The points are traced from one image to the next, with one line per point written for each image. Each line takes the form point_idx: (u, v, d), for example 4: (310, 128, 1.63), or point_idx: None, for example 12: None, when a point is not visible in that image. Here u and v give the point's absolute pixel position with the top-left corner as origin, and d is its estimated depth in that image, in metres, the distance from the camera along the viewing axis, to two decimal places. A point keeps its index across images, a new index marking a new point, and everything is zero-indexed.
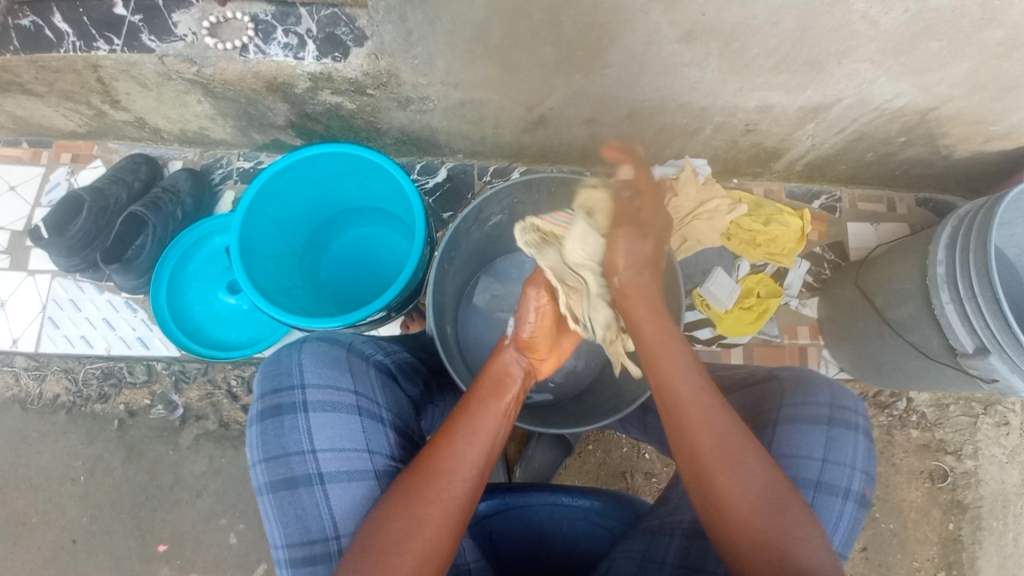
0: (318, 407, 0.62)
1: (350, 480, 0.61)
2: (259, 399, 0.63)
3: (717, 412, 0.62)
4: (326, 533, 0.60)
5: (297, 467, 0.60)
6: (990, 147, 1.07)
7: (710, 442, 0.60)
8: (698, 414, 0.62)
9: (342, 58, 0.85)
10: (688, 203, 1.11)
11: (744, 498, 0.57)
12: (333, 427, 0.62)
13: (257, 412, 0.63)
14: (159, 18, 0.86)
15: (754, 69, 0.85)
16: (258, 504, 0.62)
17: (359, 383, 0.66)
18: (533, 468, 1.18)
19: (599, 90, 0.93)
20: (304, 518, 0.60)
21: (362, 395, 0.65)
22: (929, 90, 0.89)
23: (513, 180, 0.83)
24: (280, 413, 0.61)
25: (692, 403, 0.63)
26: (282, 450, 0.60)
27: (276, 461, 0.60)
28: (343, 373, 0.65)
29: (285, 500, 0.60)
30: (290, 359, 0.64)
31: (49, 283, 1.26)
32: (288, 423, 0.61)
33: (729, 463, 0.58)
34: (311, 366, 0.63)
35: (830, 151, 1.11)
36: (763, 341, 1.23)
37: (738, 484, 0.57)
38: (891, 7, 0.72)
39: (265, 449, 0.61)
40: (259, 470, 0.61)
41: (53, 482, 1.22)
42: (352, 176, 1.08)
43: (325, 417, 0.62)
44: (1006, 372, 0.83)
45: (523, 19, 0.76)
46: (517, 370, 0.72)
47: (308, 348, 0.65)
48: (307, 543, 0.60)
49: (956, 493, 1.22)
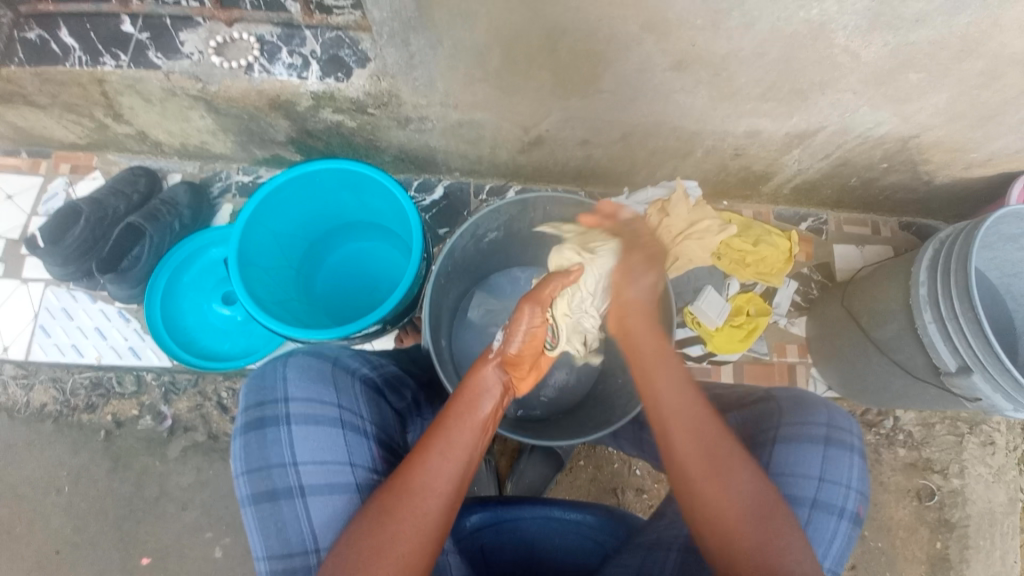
0: (301, 420, 0.62)
1: (331, 493, 0.62)
2: (244, 412, 0.63)
3: (706, 425, 0.64)
4: (305, 546, 0.60)
5: (278, 479, 0.60)
6: (970, 173, 1.11)
7: (699, 453, 0.62)
8: (688, 423, 0.64)
9: (345, 78, 0.88)
10: (680, 223, 1.10)
11: (731, 505, 0.59)
12: (315, 440, 0.62)
13: (241, 425, 0.63)
14: (166, 36, 0.88)
15: (741, 97, 0.89)
16: (241, 515, 0.63)
17: (344, 397, 0.67)
18: (524, 484, 1.17)
19: (593, 114, 0.96)
20: (285, 530, 0.60)
21: (345, 409, 0.66)
22: (910, 119, 0.93)
23: (509, 199, 0.86)
24: (263, 426, 0.62)
25: (682, 417, 0.65)
26: (264, 462, 0.61)
27: (258, 473, 0.61)
28: (327, 387, 0.65)
29: (266, 513, 0.61)
30: (275, 373, 0.64)
31: (43, 291, 1.26)
32: (270, 436, 0.61)
33: (717, 473, 0.61)
34: (295, 380, 0.64)
35: (816, 175, 1.15)
36: (752, 358, 1.25)
37: (726, 493, 0.59)
38: (871, 42, 0.75)
39: (247, 461, 0.62)
40: (242, 482, 0.62)
41: (37, 492, 1.20)
42: (349, 191, 1.10)
43: (308, 429, 0.62)
44: (989, 392, 0.86)
45: (521, 45, 0.79)
46: (496, 386, 0.69)
47: (294, 361, 0.66)
48: (287, 556, 0.60)
49: (943, 512, 1.24)
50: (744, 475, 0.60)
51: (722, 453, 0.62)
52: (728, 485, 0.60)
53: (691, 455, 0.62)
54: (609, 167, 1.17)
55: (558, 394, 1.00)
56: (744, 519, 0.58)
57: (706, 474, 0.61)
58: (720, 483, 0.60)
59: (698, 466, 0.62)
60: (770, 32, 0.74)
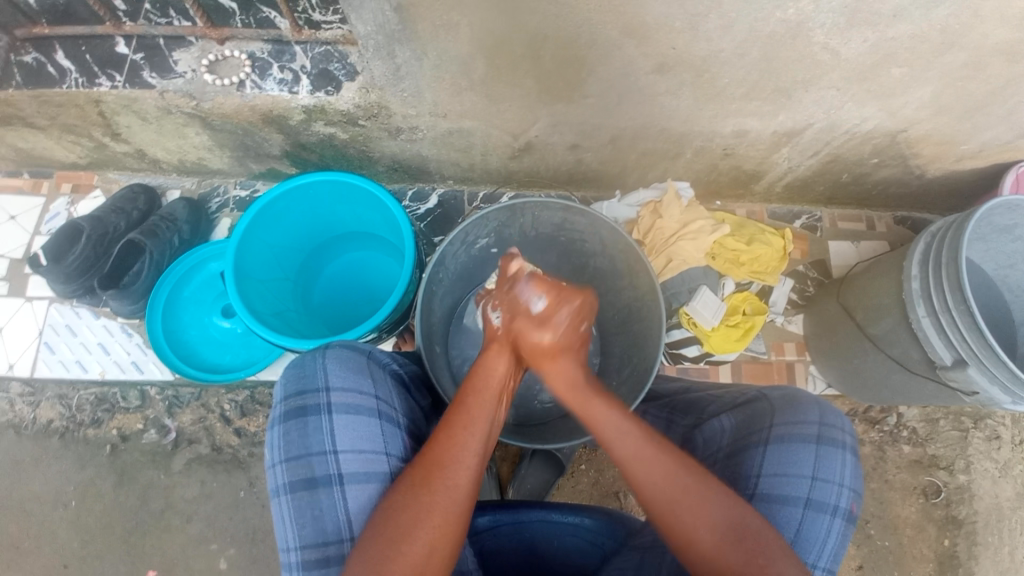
0: (341, 410, 0.63)
1: (368, 482, 0.62)
2: (283, 401, 0.64)
3: (661, 461, 0.63)
4: (341, 534, 0.60)
5: (318, 467, 0.61)
6: (961, 166, 1.11)
7: (664, 490, 0.62)
8: (643, 465, 0.64)
9: (335, 91, 0.90)
10: (673, 224, 1.14)
11: (708, 531, 0.58)
12: (355, 429, 0.63)
13: (281, 413, 0.64)
14: (160, 56, 0.91)
15: (726, 97, 0.90)
16: (275, 504, 0.63)
17: (380, 388, 0.67)
18: (525, 489, 1.16)
19: (580, 118, 0.97)
20: (321, 519, 0.60)
21: (382, 400, 0.67)
22: (896, 114, 0.94)
23: (500, 205, 0.86)
24: (305, 414, 0.62)
25: (635, 456, 0.65)
26: (304, 450, 0.61)
27: (297, 460, 0.61)
28: (366, 378, 0.66)
29: (303, 501, 0.61)
30: (315, 363, 0.65)
31: (47, 309, 1.28)
32: (312, 424, 0.61)
33: (688, 504, 0.60)
34: (337, 370, 0.64)
35: (807, 173, 1.15)
36: (750, 357, 1.24)
37: (702, 519, 0.59)
38: (850, 39, 0.76)
39: (287, 449, 0.62)
40: (280, 470, 0.62)
41: (44, 507, 1.21)
42: (343, 203, 1.11)
43: (348, 419, 0.63)
44: (986, 384, 0.85)
45: (504, 54, 0.80)
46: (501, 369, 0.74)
47: (334, 352, 0.66)
48: (322, 545, 0.60)
49: (950, 509, 1.22)
50: (713, 495, 0.59)
51: (679, 485, 0.61)
52: (700, 513, 0.59)
53: (654, 493, 0.62)
54: (600, 171, 1.18)
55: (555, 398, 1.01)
56: (724, 544, 0.57)
57: (670, 508, 0.60)
58: (694, 514, 0.59)
59: (659, 503, 0.61)
60: (748, 33, 0.75)
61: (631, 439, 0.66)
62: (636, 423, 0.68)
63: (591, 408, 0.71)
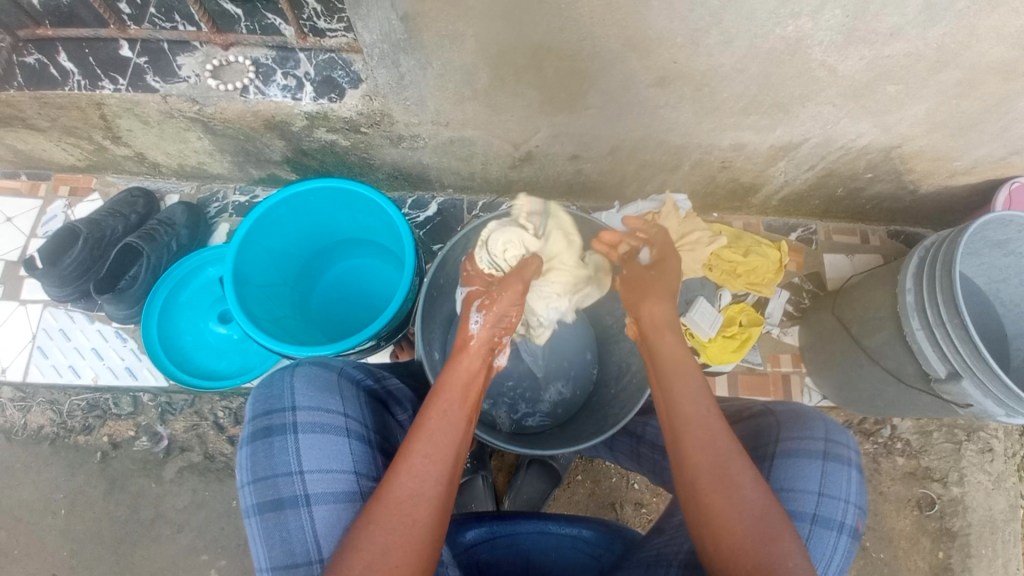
0: (307, 429, 0.62)
1: (337, 502, 0.61)
2: (251, 421, 0.64)
3: (724, 437, 0.64)
4: (309, 556, 0.59)
5: (284, 488, 0.60)
6: (954, 181, 1.13)
7: (713, 470, 0.62)
8: (704, 435, 0.64)
9: (338, 98, 0.90)
10: (670, 235, 1.10)
11: (741, 522, 0.58)
12: (321, 448, 0.62)
13: (248, 434, 0.63)
14: (164, 61, 0.91)
15: (725, 111, 0.91)
16: (245, 525, 0.62)
17: (349, 406, 0.67)
18: (521, 500, 1.16)
19: (581, 129, 0.98)
20: (289, 541, 0.59)
21: (350, 418, 0.66)
22: (891, 129, 0.96)
23: (499, 211, 0.89)
24: (270, 435, 0.62)
25: (695, 425, 0.66)
26: (271, 471, 0.61)
27: (264, 482, 0.61)
28: (333, 396, 0.66)
29: (270, 523, 0.60)
30: (282, 382, 0.65)
31: (41, 312, 1.26)
32: (277, 444, 0.61)
33: (728, 488, 0.60)
34: (302, 389, 0.64)
35: (803, 186, 1.17)
36: (746, 369, 1.25)
37: (737, 509, 0.59)
38: (847, 56, 0.78)
39: (253, 470, 0.62)
40: (247, 492, 0.62)
41: (32, 515, 1.19)
42: (343, 209, 1.12)
43: (314, 438, 0.62)
44: (979, 397, 0.87)
45: (507, 65, 0.81)
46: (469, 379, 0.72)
47: (301, 370, 0.66)
48: (291, 567, 0.59)
49: (944, 521, 1.22)
50: (750, 485, 0.60)
51: (731, 468, 0.61)
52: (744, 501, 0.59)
53: (703, 468, 0.62)
54: (600, 182, 1.19)
55: (553, 409, 0.98)
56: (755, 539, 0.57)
57: (715, 486, 0.61)
58: (730, 498, 0.60)
59: (705, 479, 0.62)
60: (749, 48, 0.77)
61: (699, 406, 0.67)
62: (710, 396, 0.69)
63: (679, 361, 0.73)
